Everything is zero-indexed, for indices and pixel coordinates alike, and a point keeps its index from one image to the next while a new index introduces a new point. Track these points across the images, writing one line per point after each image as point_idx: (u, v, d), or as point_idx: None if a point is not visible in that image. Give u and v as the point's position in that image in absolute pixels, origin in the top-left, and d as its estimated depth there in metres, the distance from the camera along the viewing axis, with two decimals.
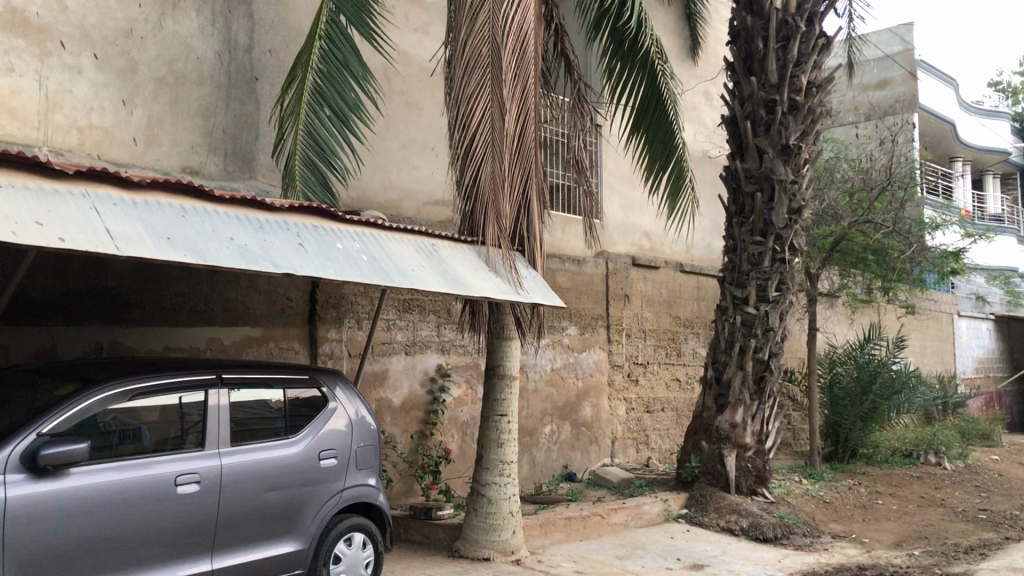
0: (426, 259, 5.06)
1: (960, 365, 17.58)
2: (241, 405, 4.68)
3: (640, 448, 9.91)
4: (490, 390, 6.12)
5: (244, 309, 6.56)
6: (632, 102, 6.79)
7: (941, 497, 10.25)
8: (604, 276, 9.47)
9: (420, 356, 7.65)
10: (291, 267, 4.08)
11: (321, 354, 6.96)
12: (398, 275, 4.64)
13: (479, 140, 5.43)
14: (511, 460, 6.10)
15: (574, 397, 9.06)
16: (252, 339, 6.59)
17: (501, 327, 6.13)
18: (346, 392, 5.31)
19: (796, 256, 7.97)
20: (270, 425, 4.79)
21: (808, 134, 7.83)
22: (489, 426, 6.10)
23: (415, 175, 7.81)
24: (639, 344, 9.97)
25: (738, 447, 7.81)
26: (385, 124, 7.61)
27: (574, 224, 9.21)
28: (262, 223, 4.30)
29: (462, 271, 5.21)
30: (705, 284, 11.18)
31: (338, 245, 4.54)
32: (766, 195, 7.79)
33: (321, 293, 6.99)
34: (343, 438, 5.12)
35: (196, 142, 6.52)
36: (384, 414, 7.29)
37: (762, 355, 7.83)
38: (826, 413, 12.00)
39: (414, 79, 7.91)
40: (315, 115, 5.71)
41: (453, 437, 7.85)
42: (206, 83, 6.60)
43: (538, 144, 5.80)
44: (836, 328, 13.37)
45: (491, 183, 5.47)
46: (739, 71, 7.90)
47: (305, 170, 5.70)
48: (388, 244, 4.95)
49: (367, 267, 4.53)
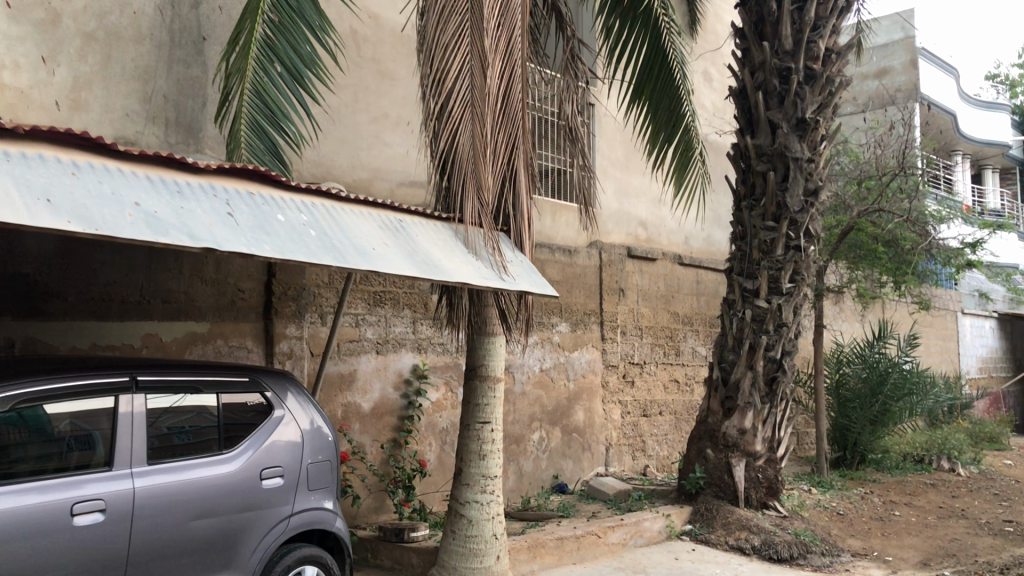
0: (391, 237, 4.21)
1: (964, 364, 16.88)
2: (164, 413, 3.83)
3: (636, 456, 9.09)
4: (469, 394, 5.28)
5: (188, 301, 5.70)
6: (634, 65, 5.97)
7: (961, 507, 9.48)
8: (597, 267, 8.66)
9: (394, 356, 6.82)
10: (215, 242, 3.23)
11: (278, 353, 6.11)
12: (354, 255, 3.78)
13: (456, 99, 4.60)
14: (495, 474, 5.25)
15: (565, 400, 8.24)
16: (197, 337, 5.73)
17: (484, 321, 5.29)
18: (298, 398, 4.45)
19: (812, 244, 7.17)
20: (201, 439, 3.94)
21: (826, 107, 7.02)
22: (469, 436, 5.24)
23: (388, 153, 6.97)
24: (635, 342, 9.17)
25: (746, 456, 7.01)
26: (353, 95, 6.78)
27: (565, 210, 8.39)
28: (181, 187, 3.45)
29: (434, 252, 4.35)
30: (705, 277, 10.38)
31: (280, 217, 3.69)
32: (780, 175, 6.98)
33: (278, 284, 6.15)
34: (292, 453, 4.25)
35: (131, 108, 5.64)
36: (352, 421, 6.45)
37: (774, 353, 7.01)
38: (833, 417, 11.26)
39: (387, 46, 7.08)
40: (264, 72, 4.88)
41: (430, 447, 7.02)
42: (145, 42, 5.74)
43: (526, 106, 4.98)
44: (841, 326, 12.61)
45: (471, 151, 4.62)
46: (749, 37, 7.10)
47: (251, 136, 4.88)
48: (343, 218, 4.08)
49: (314, 243, 3.67)
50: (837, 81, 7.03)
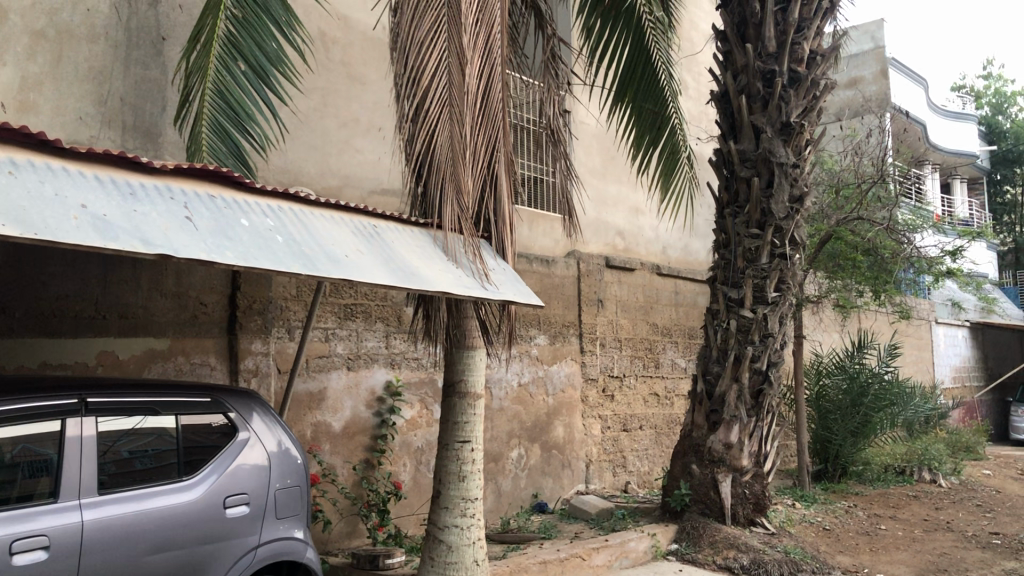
0: (365, 243, 3.91)
1: (939, 374, 16.85)
2: (118, 437, 3.48)
3: (617, 472, 8.82)
4: (447, 412, 4.97)
5: (146, 316, 5.36)
6: (617, 66, 5.74)
7: (946, 519, 9.30)
8: (576, 278, 8.40)
9: (366, 372, 6.51)
10: (171, 248, 2.92)
11: (243, 370, 5.76)
12: (326, 261, 3.48)
13: (433, 97, 4.32)
14: (475, 497, 4.94)
15: (544, 416, 7.96)
16: (157, 354, 5.38)
17: (463, 333, 5.00)
18: (264, 418, 4.11)
19: (797, 252, 6.97)
20: (158, 465, 3.60)
21: (810, 110, 6.83)
22: (447, 457, 4.92)
23: (359, 160, 6.68)
24: (614, 355, 8.92)
25: (733, 471, 6.75)
26: (322, 98, 6.48)
27: (542, 219, 8.14)
28: (134, 189, 3.13)
29: (412, 259, 4.06)
30: (684, 288, 10.16)
31: (244, 221, 3.38)
32: (764, 181, 6.78)
33: (242, 297, 5.82)
34: (258, 478, 3.90)
35: (85, 111, 5.29)
36: (322, 441, 6.12)
37: (759, 365, 6.77)
38: (814, 428, 11.09)
39: (357, 49, 6.80)
40: (227, 70, 4.57)
41: (405, 467, 6.69)
42: (100, 41, 5.40)
43: (507, 105, 4.70)
44: (820, 336, 12.47)
45: (449, 152, 4.33)
46: (732, 39, 6.90)
47: (213, 139, 4.57)
48: (314, 222, 3.77)
49: (282, 249, 3.36)
50: (822, 84, 6.85)
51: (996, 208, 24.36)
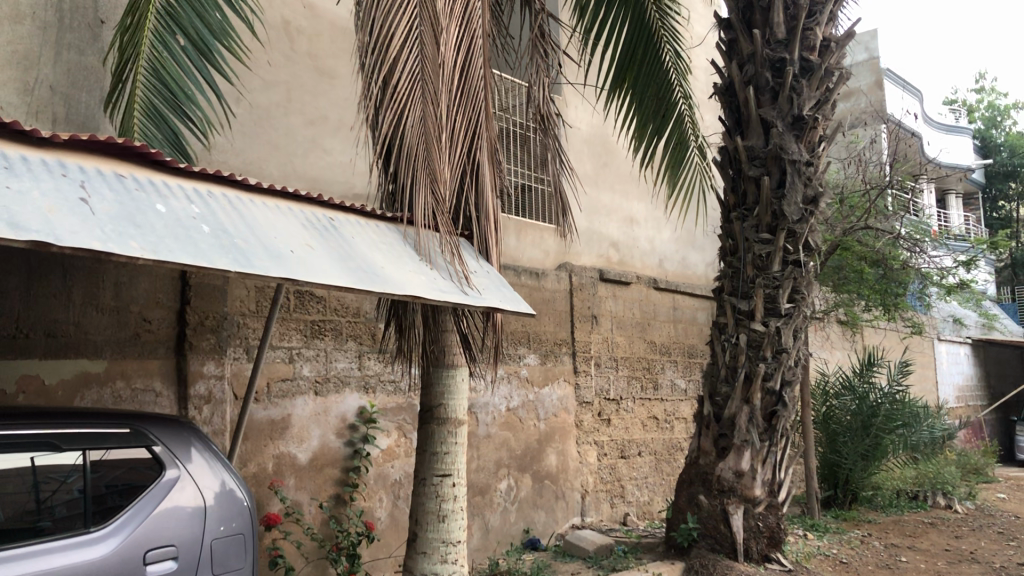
0: (319, 237, 3.26)
1: (943, 392, 16.23)
2: (30, 474, 2.79)
3: (615, 503, 8.11)
4: (424, 442, 4.29)
5: (79, 334, 4.66)
6: (614, 48, 5.13)
7: (968, 549, 8.60)
8: (567, 292, 7.75)
9: (336, 398, 5.82)
10: (51, 235, 2.25)
11: (193, 397, 5.06)
12: (264, 256, 2.81)
13: (402, 69, 3.66)
14: (458, 539, 4.22)
15: (536, 442, 7.28)
16: (91, 378, 4.67)
17: (442, 351, 4.32)
18: (204, 454, 3.32)
19: (812, 258, 6.32)
20: (73, 512, 2.87)
21: (824, 103, 6.23)
22: (425, 493, 4.22)
23: (328, 162, 6.03)
24: (610, 375, 8.26)
25: (745, 502, 6.02)
26: (286, 93, 5.83)
27: (531, 229, 7.50)
28: (10, 164, 2.46)
29: (375, 258, 3.40)
30: (683, 303, 9.52)
31: (160, 207, 2.71)
32: (775, 180, 6.15)
33: (193, 313, 5.13)
34: (190, 527, 3.10)
35: (7, 101, 4.59)
36: (285, 474, 5.41)
37: (773, 383, 6.09)
38: (822, 452, 10.44)
39: (325, 39, 6.16)
40: (164, 46, 3.92)
41: (381, 502, 6.00)
42: (26, 22, 4.72)
43: (488, 83, 4.05)
44: (825, 354, 11.85)
45: (421, 134, 3.66)
46: (737, 26, 6.29)
47: (145, 125, 3.92)
48: (253, 212, 3.10)
49: (207, 239, 2.70)
50: (837, 74, 6.22)
51: (993, 223, 23.95)
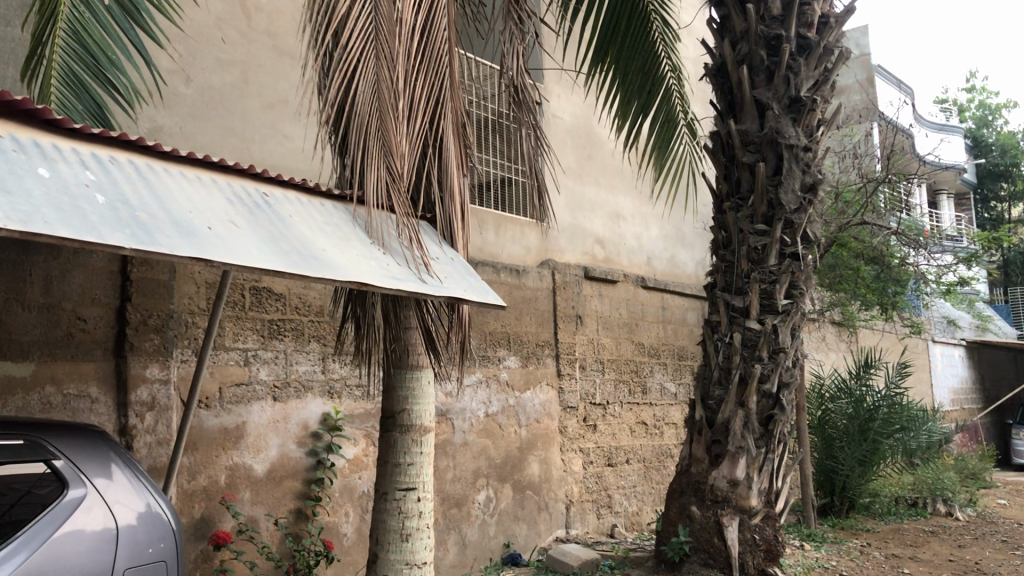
0: (247, 214, 2.86)
1: (938, 395, 15.84)
2: None
3: (601, 513, 7.65)
4: (385, 452, 3.81)
5: (3, 334, 4.18)
6: (595, 18, 4.71)
7: (973, 559, 8.16)
8: (550, 290, 7.31)
9: (297, 404, 5.35)
10: None
11: (135, 403, 4.58)
12: (170, 232, 2.42)
13: (353, 23, 3.20)
14: (423, 561, 3.75)
15: (517, 450, 6.82)
16: (15, 383, 4.19)
17: (405, 351, 3.87)
18: (119, 468, 2.81)
19: (810, 250, 5.90)
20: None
21: (823, 83, 5.82)
22: (387, 510, 3.74)
23: (288, 148, 5.56)
24: (596, 379, 7.81)
25: (740, 514, 5.56)
26: (242, 73, 5.37)
27: (510, 223, 7.06)
28: None
29: (315, 240, 2.97)
30: (672, 303, 9.08)
31: (42, 173, 2.32)
32: (771, 166, 5.73)
33: (135, 311, 4.65)
34: (100, 553, 2.58)
35: None
36: (239, 488, 4.94)
37: (769, 386, 5.64)
38: (818, 458, 10.01)
39: (287, 16, 5.70)
40: (87, 5, 3.48)
41: (347, 517, 5.53)
42: None
43: (453, 46, 3.62)
44: (820, 356, 11.43)
45: (375, 100, 3.20)
46: (729, 1, 5.88)
47: (66, 92, 3.47)
48: (167, 185, 2.70)
49: (99, 211, 2.31)
50: (836, 53, 5.85)
51: (985, 224, 23.61)
